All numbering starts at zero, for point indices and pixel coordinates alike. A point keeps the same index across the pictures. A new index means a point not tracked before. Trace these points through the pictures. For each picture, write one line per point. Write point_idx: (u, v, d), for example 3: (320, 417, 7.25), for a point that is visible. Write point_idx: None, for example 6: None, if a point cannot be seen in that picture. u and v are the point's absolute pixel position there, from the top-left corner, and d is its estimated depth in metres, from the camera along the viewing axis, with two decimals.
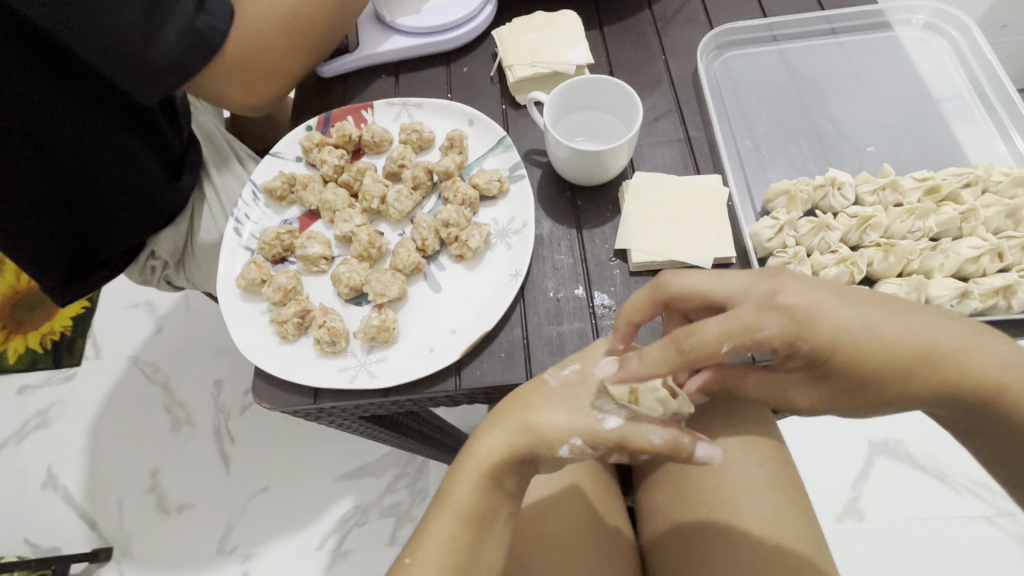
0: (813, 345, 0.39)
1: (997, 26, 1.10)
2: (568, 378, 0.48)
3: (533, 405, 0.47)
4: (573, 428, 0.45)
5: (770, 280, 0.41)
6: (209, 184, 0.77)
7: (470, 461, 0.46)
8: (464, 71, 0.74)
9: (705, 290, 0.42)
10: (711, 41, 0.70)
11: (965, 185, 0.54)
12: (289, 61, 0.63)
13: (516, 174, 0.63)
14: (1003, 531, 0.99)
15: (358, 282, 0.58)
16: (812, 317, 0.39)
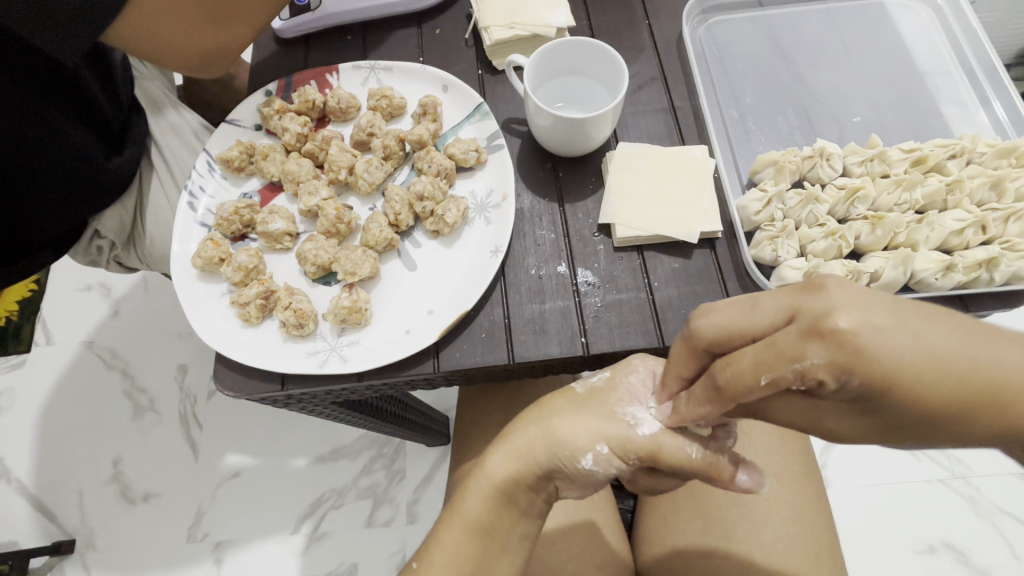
0: (868, 378, 0.27)
1: None
2: (595, 384, 0.45)
3: (552, 410, 0.45)
4: (599, 435, 0.41)
5: (815, 295, 0.28)
6: (158, 157, 0.72)
7: (480, 477, 0.45)
8: (437, 33, 0.69)
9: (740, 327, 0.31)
10: (695, 6, 0.67)
11: (951, 156, 0.53)
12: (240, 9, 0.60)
13: (494, 144, 0.60)
14: (957, 492, 1.04)
15: (326, 261, 0.54)
16: (867, 346, 0.26)
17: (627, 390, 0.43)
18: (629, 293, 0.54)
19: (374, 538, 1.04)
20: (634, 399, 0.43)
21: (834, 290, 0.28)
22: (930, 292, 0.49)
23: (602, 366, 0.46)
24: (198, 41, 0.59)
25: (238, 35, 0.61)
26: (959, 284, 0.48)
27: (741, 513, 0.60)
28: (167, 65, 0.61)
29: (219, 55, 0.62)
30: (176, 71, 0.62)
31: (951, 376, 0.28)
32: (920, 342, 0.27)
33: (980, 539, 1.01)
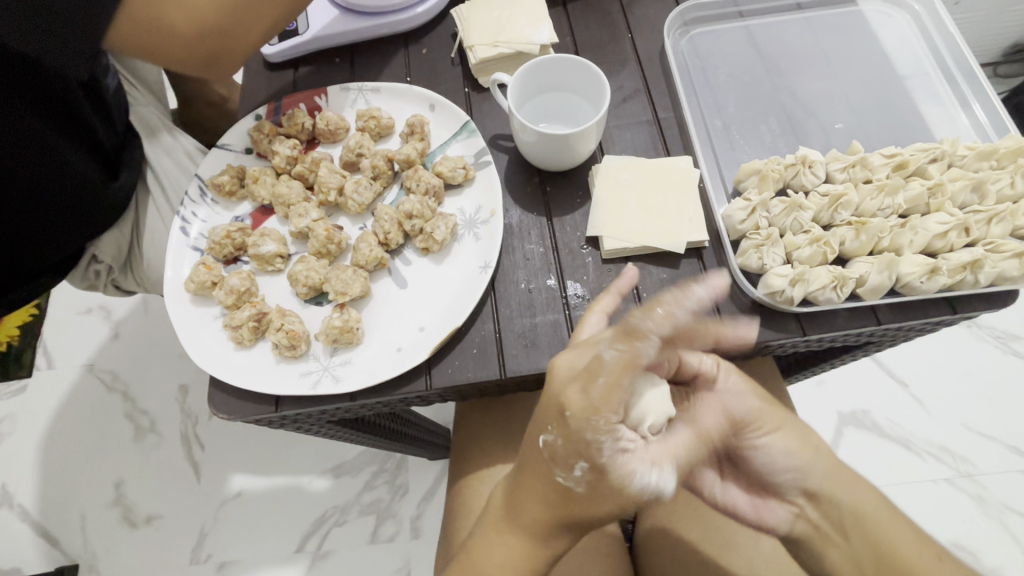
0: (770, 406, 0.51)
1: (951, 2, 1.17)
2: (588, 479, 0.41)
3: (556, 504, 0.44)
4: (625, 505, 0.43)
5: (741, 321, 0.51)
6: (153, 181, 0.73)
7: (509, 553, 0.46)
8: (423, 53, 0.70)
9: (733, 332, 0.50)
10: (677, 18, 0.68)
11: (932, 159, 0.54)
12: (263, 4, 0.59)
13: (481, 160, 0.61)
14: (962, 491, 1.04)
15: (317, 281, 0.55)
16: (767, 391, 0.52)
17: (623, 469, 0.41)
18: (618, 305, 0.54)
19: (378, 555, 1.04)
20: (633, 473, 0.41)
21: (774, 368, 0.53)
22: (916, 296, 0.50)
23: (575, 459, 0.41)
24: (197, 36, 0.57)
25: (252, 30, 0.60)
26: (944, 286, 0.49)
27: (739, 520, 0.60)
28: (174, 59, 0.59)
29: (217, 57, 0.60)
30: (182, 68, 0.61)
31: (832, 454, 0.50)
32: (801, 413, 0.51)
33: (988, 538, 1.00)
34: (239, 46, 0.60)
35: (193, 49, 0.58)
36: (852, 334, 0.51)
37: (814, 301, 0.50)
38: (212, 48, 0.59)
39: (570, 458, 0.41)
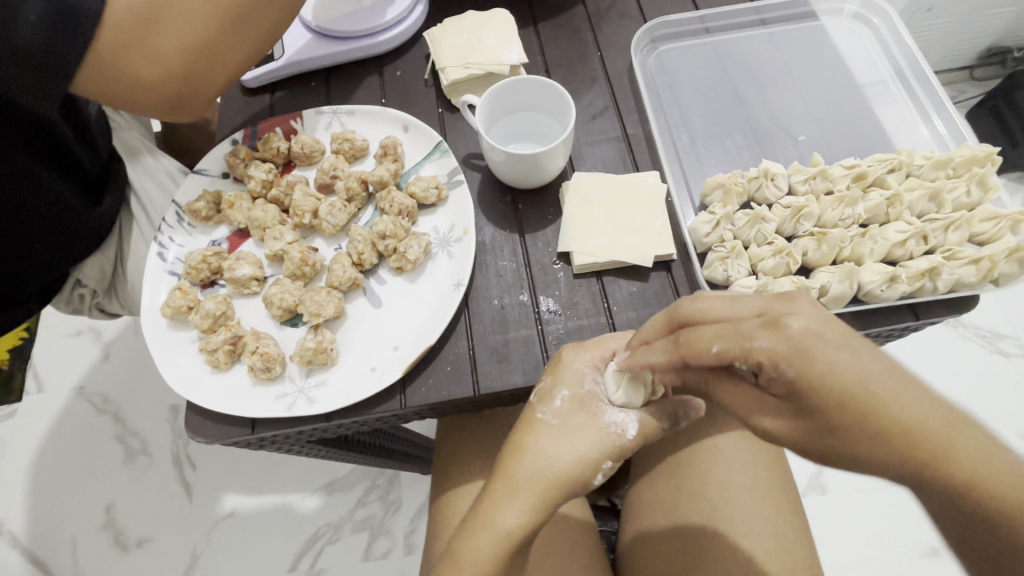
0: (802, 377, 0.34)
1: (924, 9, 1.22)
2: (563, 409, 0.48)
3: (540, 450, 0.47)
4: (602, 452, 0.47)
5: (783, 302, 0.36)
6: (136, 205, 0.74)
7: (489, 531, 0.45)
8: (397, 76, 0.72)
9: (714, 312, 0.38)
10: (644, 36, 0.70)
11: (890, 170, 0.55)
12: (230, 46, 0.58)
13: (454, 180, 0.62)
14: None
15: (291, 303, 0.55)
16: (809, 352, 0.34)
17: (591, 406, 0.48)
18: (590, 319, 0.55)
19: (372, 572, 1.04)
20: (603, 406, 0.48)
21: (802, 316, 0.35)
22: (879, 304, 0.50)
23: (558, 388, 0.48)
24: (171, 78, 0.56)
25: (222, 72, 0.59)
26: (904, 294, 0.50)
27: (719, 532, 0.60)
28: (143, 105, 0.58)
29: (190, 98, 0.59)
30: (153, 114, 0.59)
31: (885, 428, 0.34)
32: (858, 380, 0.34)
33: None
34: (215, 84, 0.59)
35: (167, 90, 0.57)
36: None
37: None
38: (186, 89, 0.58)
39: (551, 382, 0.49)
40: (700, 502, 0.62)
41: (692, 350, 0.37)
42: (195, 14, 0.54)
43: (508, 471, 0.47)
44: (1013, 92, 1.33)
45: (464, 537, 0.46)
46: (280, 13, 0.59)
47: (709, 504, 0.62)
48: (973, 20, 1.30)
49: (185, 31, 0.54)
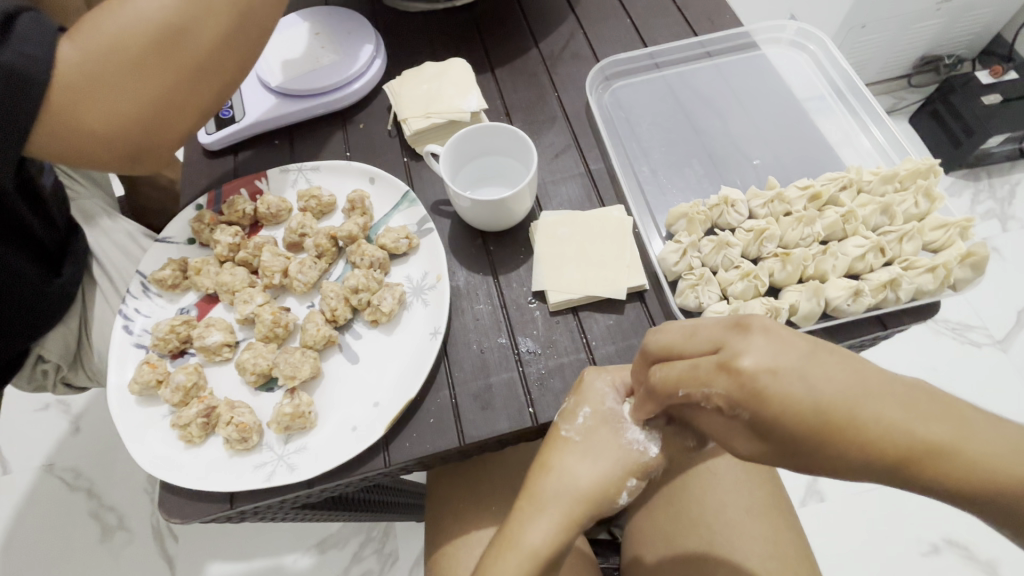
0: (754, 410, 0.33)
1: (857, 26, 1.30)
2: (586, 426, 0.49)
3: (565, 467, 0.48)
4: (625, 470, 0.47)
5: (740, 335, 0.34)
6: (98, 270, 0.73)
7: (518, 551, 0.46)
8: (361, 128, 0.73)
9: (677, 348, 0.37)
10: (597, 75, 0.73)
11: (842, 188, 0.58)
12: (201, 88, 0.58)
13: (424, 228, 0.62)
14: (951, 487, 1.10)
15: (266, 367, 0.54)
16: (763, 388, 0.32)
17: (614, 424, 0.49)
18: (570, 356, 0.55)
19: None
20: (626, 426, 0.48)
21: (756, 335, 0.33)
22: (846, 318, 0.52)
23: (580, 405, 0.49)
24: (136, 122, 0.55)
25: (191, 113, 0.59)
26: (869, 306, 0.51)
27: (721, 557, 0.59)
28: (107, 151, 0.56)
29: (152, 149, 0.58)
30: (115, 163, 0.58)
31: (833, 426, 0.31)
32: (811, 386, 0.32)
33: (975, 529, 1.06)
34: (178, 132, 0.59)
35: (128, 144, 0.56)
36: None
37: None
38: (148, 140, 0.57)
39: (570, 400, 0.50)
40: (699, 526, 0.62)
41: (664, 392, 0.38)
42: (159, 61, 0.54)
43: (534, 492, 0.48)
44: (949, 96, 1.42)
45: (490, 558, 0.47)
46: (242, 58, 0.61)
47: (707, 534, 0.61)
48: (907, 31, 1.37)
49: (147, 83, 0.54)
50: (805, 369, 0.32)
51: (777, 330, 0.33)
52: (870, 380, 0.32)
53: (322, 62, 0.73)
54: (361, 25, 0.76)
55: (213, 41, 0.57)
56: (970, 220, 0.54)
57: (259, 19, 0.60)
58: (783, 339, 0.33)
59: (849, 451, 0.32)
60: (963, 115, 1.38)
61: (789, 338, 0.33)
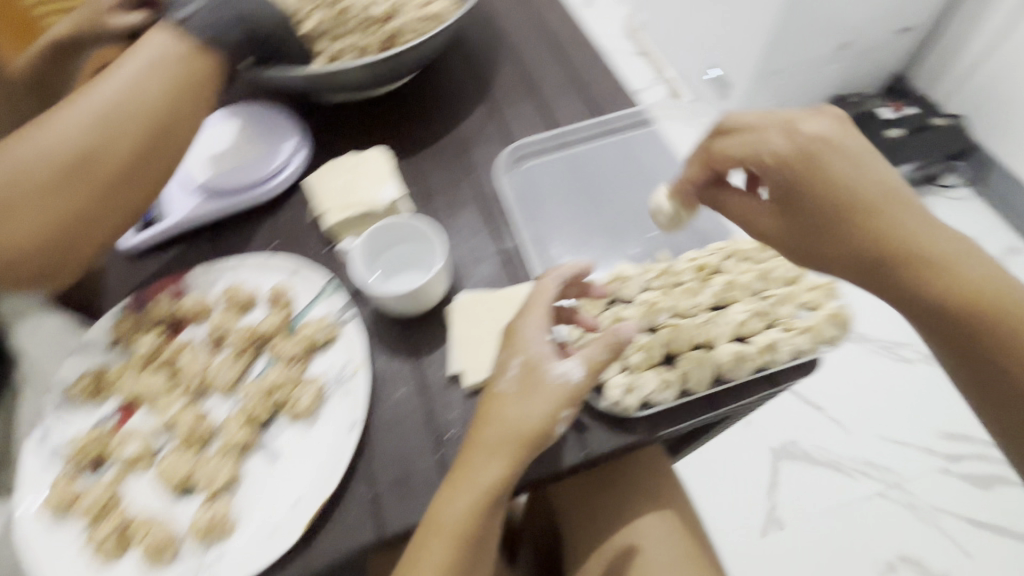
0: (800, 171, 0.49)
1: (771, 72, 1.34)
2: (518, 376, 0.53)
3: (501, 415, 0.52)
4: (556, 406, 0.51)
5: (814, 153, 0.49)
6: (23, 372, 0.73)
7: (470, 489, 0.50)
8: (285, 218, 0.75)
9: (747, 126, 0.53)
10: (508, 156, 0.78)
11: (724, 258, 0.64)
12: (118, 201, 0.60)
13: (344, 317, 0.64)
14: (898, 503, 1.14)
15: (183, 476, 0.55)
16: (823, 166, 0.49)
17: (544, 362, 0.53)
18: None
19: None
20: (552, 361, 0.53)
21: (831, 159, 0.49)
22: (733, 382, 0.57)
23: (512, 359, 0.54)
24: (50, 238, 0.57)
25: (110, 225, 0.61)
26: (751, 370, 0.56)
27: None
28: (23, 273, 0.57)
29: (66, 263, 0.59)
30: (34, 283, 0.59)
31: (874, 212, 0.48)
32: (852, 161, 0.49)
33: (925, 542, 1.10)
34: (91, 244, 0.60)
35: (34, 259, 0.57)
36: (692, 425, 0.57)
37: (651, 403, 0.56)
38: (59, 255, 0.58)
39: (505, 356, 0.55)
40: None
41: (720, 153, 0.55)
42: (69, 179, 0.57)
43: (478, 438, 0.52)
44: (859, 131, 1.46)
45: (445, 494, 0.51)
46: (158, 169, 0.62)
47: None
48: (817, 72, 1.40)
49: (54, 200, 0.57)
50: (889, 189, 0.49)
51: (848, 151, 0.49)
52: (901, 212, 0.48)
53: (245, 157, 0.75)
54: (284, 119, 0.80)
55: (122, 155, 0.59)
56: (834, 283, 0.61)
57: (175, 130, 0.62)
58: (856, 156, 0.49)
59: (871, 226, 0.48)
60: (875, 146, 1.41)
61: (855, 132, 0.51)
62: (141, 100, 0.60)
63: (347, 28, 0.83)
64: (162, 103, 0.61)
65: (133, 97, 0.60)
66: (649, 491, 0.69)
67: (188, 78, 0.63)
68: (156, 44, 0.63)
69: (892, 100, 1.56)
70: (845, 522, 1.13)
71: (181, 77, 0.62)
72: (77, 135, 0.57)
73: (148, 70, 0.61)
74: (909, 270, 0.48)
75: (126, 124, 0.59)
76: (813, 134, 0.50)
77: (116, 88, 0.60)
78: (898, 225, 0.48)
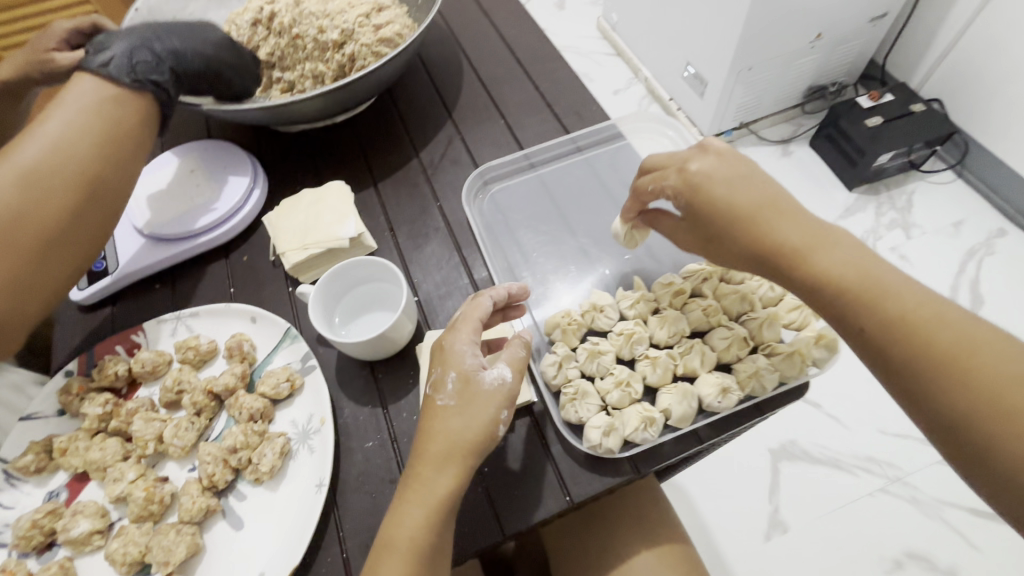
0: (687, 197, 0.53)
1: (745, 69, 1.18)
2: (457, 388, 0.49)
3: (443, 427, 0.48)
4: (497, 409, 0.48)
5: (696, 180, 0.52)
6: None
7: (421, 497, 0.46)
8: (244, 261, 0.72)
9: (654, 163, 0.57)
10: (476, 180, 0.76)
11: (703, 280, 0.61)
12: (51, 263, 0.54)
13: (306, 365, 0.60)
14: (900, 497, 1.03)
15: (137, 555, 0.51)
16: (702, 186, 0.51)
17: (476, 371, 0.50)
18: None
19: None
20: (481, 369, 0.50)
21: (711, 182, 0.51)
22: (721, 414, 0.54)
23: (445, 372, 0.50)
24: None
25: (45, 291, 0.54)
26: (738, 401, 0.53)
27: None
28: None
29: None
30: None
31: (755, 219, 0.49)
32: (730, 181, 0.51)
33: (936, 539, 0.99)
34: (26, 316, 0.54)
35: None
36: (681, 459, 0.54)
37: (633, 441, 0.53)
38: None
39: (437, 368, 0.50)
40: None
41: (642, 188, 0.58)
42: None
43: (424, 455, 0.47)
44: (837, 119, 1.30)
45: (394, 514, 0.47)
46: (95, 224, 0.57)
47: None
48: (790, 69, 1.26)
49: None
50: (772, 203, 0.50)
51: (736, 173, 0.52)
52: (792, 218, 0.49)
53: (195, 201, 0.72)
54: (239, 156, 0.76)
55: (52, 217, 0.53)
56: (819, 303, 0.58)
57: (110, 182, 0.57)
58: (743, 176, 0.51)
59: (753, 231, 0.49)
60: (852, 137, 1.26)
61: (739, 160, 0.53)
62: (67, 151, 0.54)
63: (305, 53, 0.80)
64: (91, 153, 0.56)
65: (57, 151, 0.54)
66: (640, 527, 0.66)
67: (118, 124, 0.58)
68: (78, 89, 0.57)
69: (866, 87, 1.43)
70: (847, 517, 1.03)
71: (110, 124, 0.57)
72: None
73: (69, 119, 0.55)
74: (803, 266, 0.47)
75: (51, 181, 0.53)
76: (701, 174, 0.52)
77: (36, 144, 0.54)
78: (768, 232, 0.48)
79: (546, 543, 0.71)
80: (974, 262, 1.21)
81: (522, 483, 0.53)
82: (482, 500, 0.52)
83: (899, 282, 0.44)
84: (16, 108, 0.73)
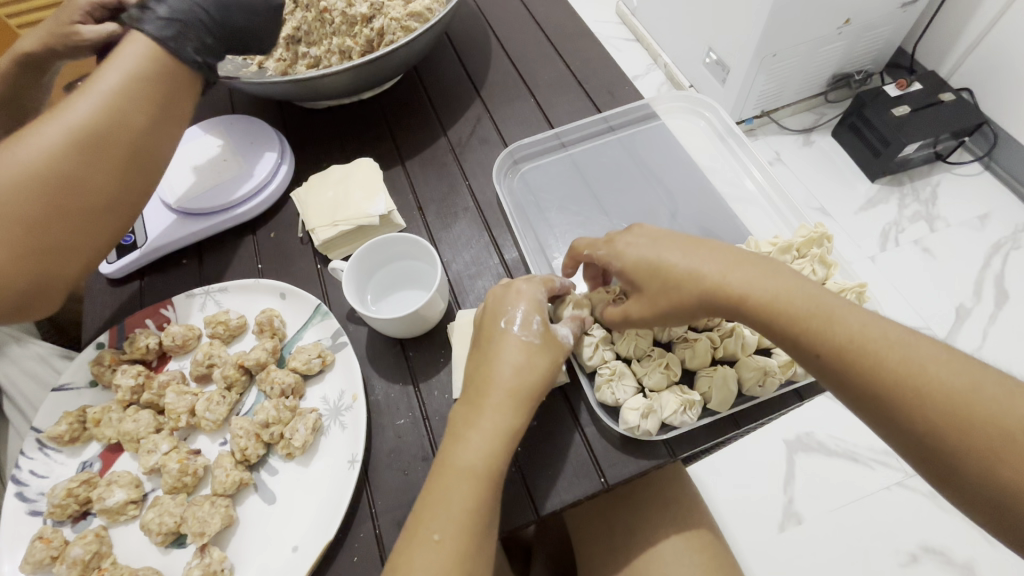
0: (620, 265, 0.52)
1: (769, 55, 1.14)
2: (540, 330, 0.50)
3: (508, 365, 0.48)
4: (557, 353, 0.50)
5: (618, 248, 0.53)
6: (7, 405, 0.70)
7: (455, 476, 0.45)
8: (272, 238, 0.71)
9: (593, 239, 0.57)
10: (506, 159, 0.74)
11: None
12: (104, 226, 0.55)
13: (338, 342, 0.60)
14: (916, 491, 1.01)
15: (172, 525, 0.51)
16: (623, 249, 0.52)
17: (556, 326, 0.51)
18: None
19: None
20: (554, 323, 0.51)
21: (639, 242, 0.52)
22: (759, 399, 0.53)
23: (533, 313, 0.50)
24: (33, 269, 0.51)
25: (94, 252, 0.55)
26: (779, 386, 0.53)
27: None
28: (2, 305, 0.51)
29: (40, 296, 0.53)
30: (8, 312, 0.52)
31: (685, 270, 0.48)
32: (653, 246, 0.51)
33: (952, 532, 0.98)
34: (70, 276, 0.54)
35: (10, 296, 0.51)
36: (717, 443, 0.54)
37: (671, 425, 0.52)
38: (34, 289, 0.52)
39: (514, 305, 0.51)
40: None
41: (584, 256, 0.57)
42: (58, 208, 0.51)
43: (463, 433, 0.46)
44: (862, 109, 1.27)
45: (438, 475, 0.46)
46: (138, 193, 0.56)
47: None
48: (814, 55, 1.22)
49: (23, 234, 0.50)
50: (696, 255, 0.49)
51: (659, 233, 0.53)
52: (728, 262, 0.48)
53: (224, 175, 0.70)
54: (266, 131, 0.75)
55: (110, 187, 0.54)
56: (862, 287, 0.57)
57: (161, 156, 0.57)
58: (666, 235, 0.51)
59: (691, 279, 0.48)
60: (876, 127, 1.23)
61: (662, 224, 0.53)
62: (126, 119, 0.54)
63: (332, 28, 0.78)
64: (149, 122, 0.55)
65: (115, 119, 0.53)
66: (666, 512, 0.65)
67: (175, 96, 0.57)
68: (133, 52, 0.55)
69: (892, 75, 1.39)
70: (863, 512, 1.01)
71: (169, 96, 0.57)
72: (47, 163, 0.50)
73: (130, 86, 0.54)
74: (754, 310, 0.46)
75: (103, 147, 0.53)
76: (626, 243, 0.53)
77: (91, 102, 0.53)
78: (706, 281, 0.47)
79: (570, 526, 0.71)
80: (1000, 256, 1.18)
81: (556, 464, 0.52)
82: (516, 480, 0.52)
83: (845, 316, 0.44)
84: (39, 81, 0.72)
